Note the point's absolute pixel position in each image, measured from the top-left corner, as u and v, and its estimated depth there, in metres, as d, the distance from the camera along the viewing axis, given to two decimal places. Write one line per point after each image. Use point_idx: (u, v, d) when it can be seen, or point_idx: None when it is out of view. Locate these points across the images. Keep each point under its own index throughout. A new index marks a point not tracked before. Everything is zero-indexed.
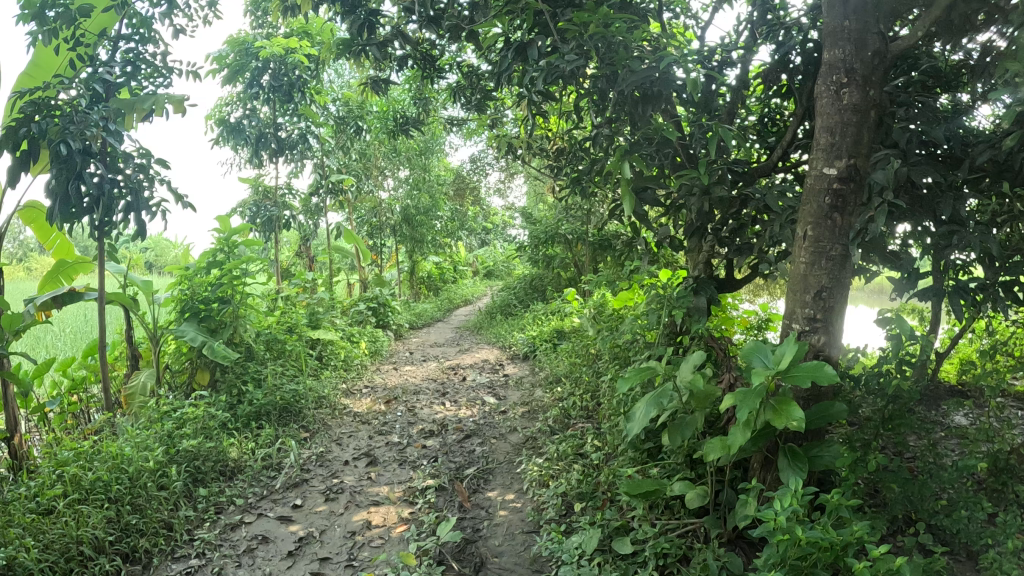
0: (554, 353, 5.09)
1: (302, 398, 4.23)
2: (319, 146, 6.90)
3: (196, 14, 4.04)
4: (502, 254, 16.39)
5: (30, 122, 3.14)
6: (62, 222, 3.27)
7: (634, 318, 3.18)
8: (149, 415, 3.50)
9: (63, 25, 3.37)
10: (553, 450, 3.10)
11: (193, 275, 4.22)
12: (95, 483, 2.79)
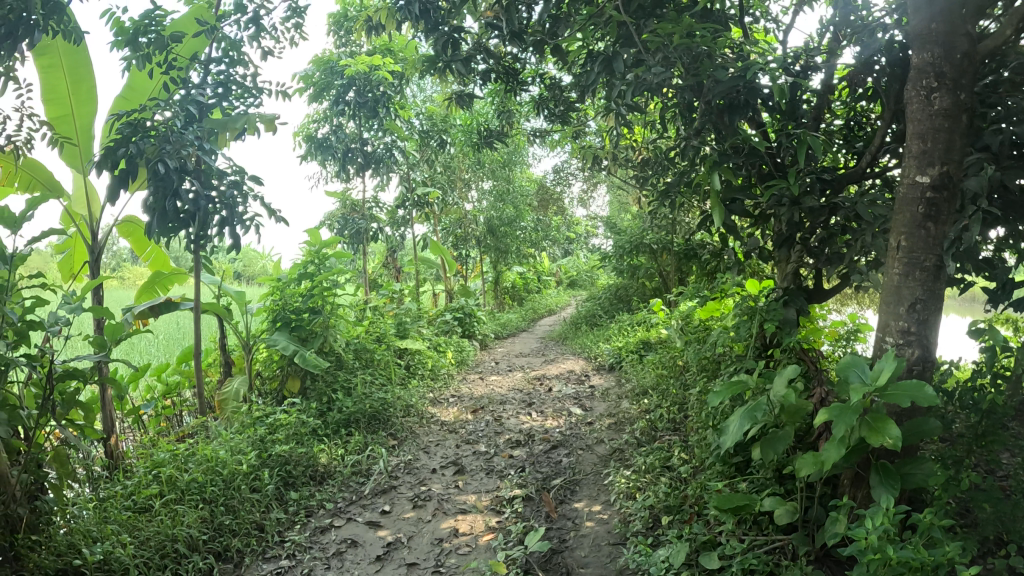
0: (640, 363, 5.05)
1: (390, 407, 4.31)
2: (405, 160, 7.02)
3: (283, 36, 4.17)
4: (585, 264, 16.39)
5: (127, 143, 3.27)
6: (160, 236, 3.41)
7: (723, 329, 3.12)
8: (242, 421, 3.63)
9: (156, 50, 3.53)
10: (641, 462, 3.06)
11: (285, 286, 4.39)
12: (190, 484, 2.92)
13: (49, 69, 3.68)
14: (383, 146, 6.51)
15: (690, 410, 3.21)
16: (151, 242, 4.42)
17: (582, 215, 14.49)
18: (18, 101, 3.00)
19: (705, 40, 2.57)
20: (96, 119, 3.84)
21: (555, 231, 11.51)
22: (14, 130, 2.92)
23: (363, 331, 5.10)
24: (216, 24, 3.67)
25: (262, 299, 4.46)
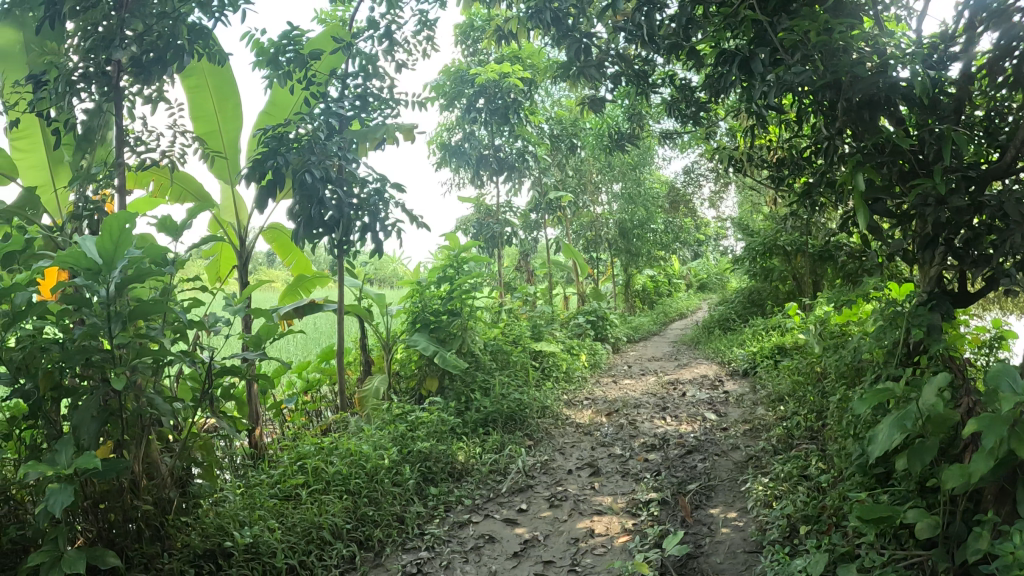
0: (776, 369, 4.91)
1: (526, 407, 4.38)
2: (535, 165, 7.09)
3: (416, 49, 4.31)
4: (715, 266, 16.04)
5: (275, 155, 3.49)
6: (307, 242, 3.64)
7: (863, 335, 3.00)
8: (382, 417, 3.80)
9: (296, 68, 3.76)
10: (778, 470, 2.98)
11: (425, 290, 4.60)
12: (334, 476, 3.10)
13: (197, 90, 3.97)
14: (515, 152, 6.58)
15: (830, 418, 3.09)
16: (293, 247, 4.76)
17: (712, 216, 14.16)
18: (174, 118, 3.23)
19: (843, 34, 2.49)
20: (241, 135, 4.10)
21: (686, 233, 11.31)
22: (170, 146, 3.14)
23: (498, 334, 5.22)
24: (351, 41, 3.86)
25: (400, 301, 4.68)
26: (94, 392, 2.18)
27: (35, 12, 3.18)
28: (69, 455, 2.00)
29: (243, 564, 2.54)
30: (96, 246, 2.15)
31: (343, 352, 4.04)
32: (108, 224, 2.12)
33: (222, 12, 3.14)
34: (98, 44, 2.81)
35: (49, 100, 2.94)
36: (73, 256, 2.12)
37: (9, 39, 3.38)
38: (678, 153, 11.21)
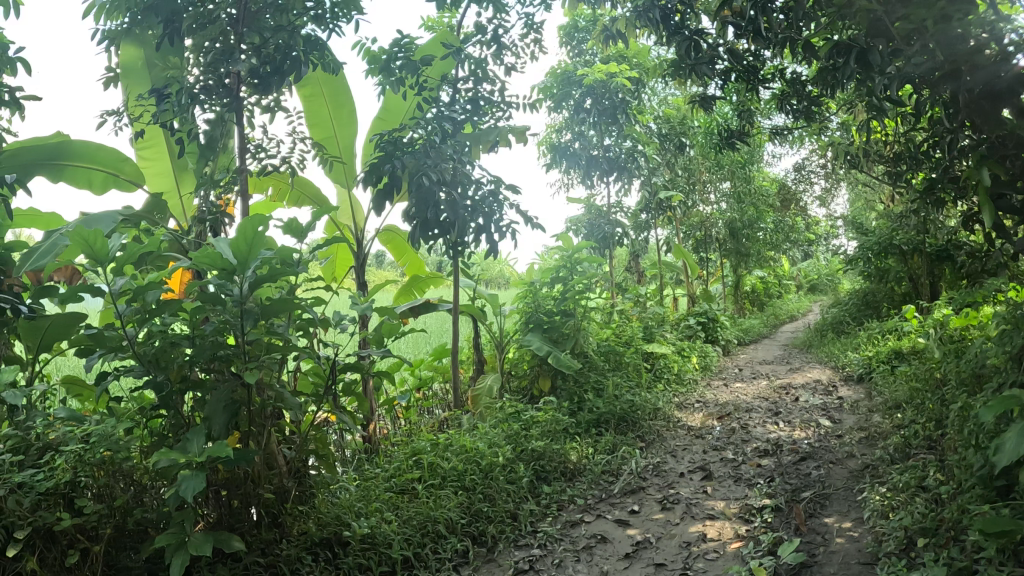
0: (892, 376, 4.70)
1: (638, 409, 4.37)
2: (646, 165, 7.05)
3: (524, 52, 4.34)
4: (826, 266, 15.51)
5: (390, 160, 3.71)
6: (423, 243, 3.76)
7: (986, 339, 2.85)
8: (499, 415, 3.90)
9: (408, 74, 3.90)
10: (895, 480, 2.87)
11: (539, 290, 4.69)
12: (450, 472, 3.19)
13: (312, 97, 4.13)
14: (625, 151, 6.52)
15: (949, 427, 2.96)
16: (408, 248, 4.88)
17: (822, 213, 13.67)
18: (292, 125, 3.40)
19: (962, 21, 2.38)
20: (355, 140, 4.25)
21: (795, 231, 10.97)
22: (290, 152, 3.31)
23: (610, 335, 5.21)
24: (459, 46, 3.93)
25: (513, 302, 4.76)
26: (221, 386, 2.32)
27: (154, 30, 3.36)
28: (200, 444, 2.17)
29: (359, 553, 2.62)
30: (233, 247, 2.30)
31: (456, 350, 4.16)
32: (241, 227, 2.26)
33: (334, 21, 3.28)
34: (217, 58, 2.99)
35: (174, 112, 3.14)
36: (210, 257, 2.27)
37: (131, 56, 3.62)
38: (789, 149, 10.93)
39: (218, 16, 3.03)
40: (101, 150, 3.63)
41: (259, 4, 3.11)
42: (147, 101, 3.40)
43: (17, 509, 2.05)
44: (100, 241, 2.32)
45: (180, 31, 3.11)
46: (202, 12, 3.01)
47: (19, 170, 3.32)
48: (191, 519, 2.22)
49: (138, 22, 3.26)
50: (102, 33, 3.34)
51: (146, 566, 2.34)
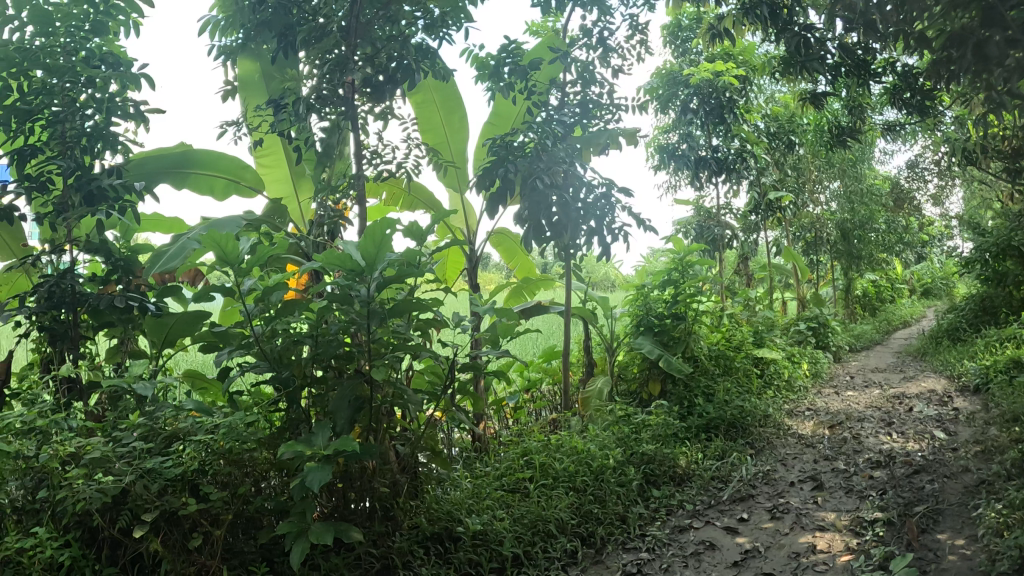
0: (1012, 386, 4.44)
1: (748, 415, 4.30)
2: (755, 165, 6.90)
3: (630, 53, 4.31)
4: (943, 270, 14.76)
5: (502, 164, 3.80)
6: (536, 244, 3.81)
7: None
8: (610, 418, 3.94)
9: (518, 79, 3.98)
10: (1012, 496, 2.70)
11: (650, 293, 4.71)
12: (561, 473, 3.25)
13: (424, 105, 4.24)
14: (734, 152, 6.34)
15: None
16: (518, 251, 4.93)
17: (937, 212, 13.01)
18: (407, 132, 3.49)
19: None
20: (466, 144, 4.35)
21: (909, 232, 10.48)
22: (406, 158, 3.40)
23: (720, 339, 5.12)
24: (567, 49, 4.03)
25: (625, 304, 4.84)
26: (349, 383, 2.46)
27: (267, 44, 3.51)
28: (325, 437, 2.28)
29: (470, 549, 2.68)
30: (361, 248, 2.41)
31: (569, 349, 4.25)
32: (370, 229, 2.36)
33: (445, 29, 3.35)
34: (332, 68, 3.14)
35: (291, 121, 3.30)
36: (340, 258, 2.41)
37: (248, 69, 3.82)
38: (902, 146, 10.50)
39: (331, 29, 3.15)
40: (220, 158, 3.88)
41: (369, 16, 3.21)
42: (264, 111, 3.57)
43: (145, 493, 2.20)
44: (230, 245, 2.48)
45: (292, 45, 3.28)
46: (315, 26, 3.14)
47: (141, 177, 3.66)
48: (309, 509, 2.32)
49: (253, 36, 3.41)
50: (218, 49, 3.57)
51: (263, 552, 2.47)
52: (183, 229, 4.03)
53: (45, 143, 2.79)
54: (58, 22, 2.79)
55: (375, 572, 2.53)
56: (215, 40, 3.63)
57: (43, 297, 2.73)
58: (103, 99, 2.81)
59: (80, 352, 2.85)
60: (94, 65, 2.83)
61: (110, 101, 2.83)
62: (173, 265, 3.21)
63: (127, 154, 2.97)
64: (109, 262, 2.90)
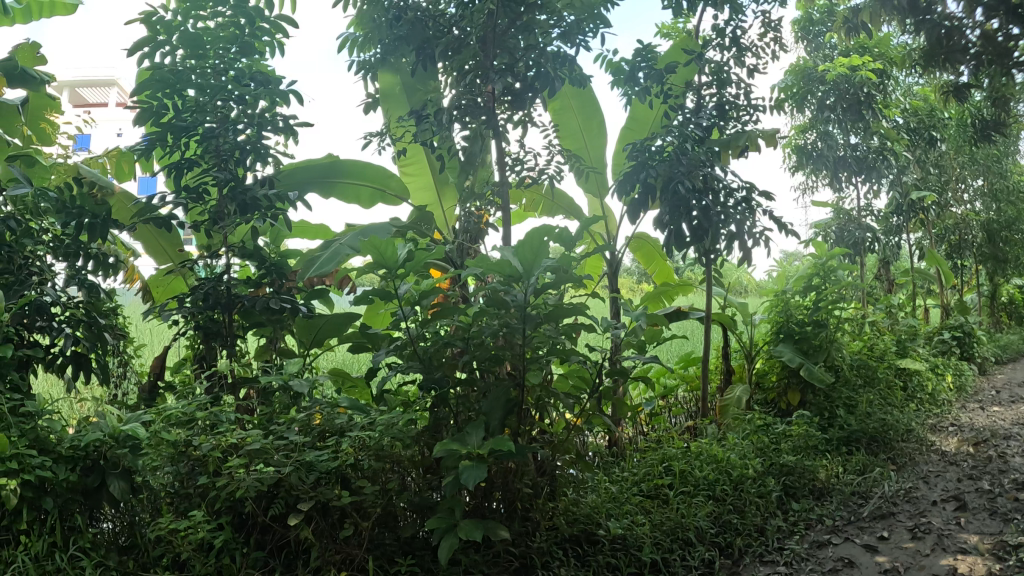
0: None
1: (891, 429, 4.08)
2: (894, 163, 6.54)
3: (765, 51, 4.16)
4: None
5: (645, 168, 3.78)
6: (677, 250, 3.82)
7: None
8: (748, 427, 3.84)
9: (654, 83, 3.95)
10: None
11: (790, 299, 4.54)
12: (701, 481, 3.21)
13: (562, 111, 4.25)
14: (874, 151, 6.11)
15: None
16: (656, 256, 4.86)
17: None
18: (548, 139, 3.50)
19: None
20: (605, 149, 4.34)
21: None
22: (546, 163, 3.44)
23: (861, 348, 4.87)
24: (701, 50, 3.97)
25: (765, 311, 4.67)
26: (499, 388, 2.52)
27: (405, 56, 3.63)
28: (478, 436, 2.36)
29: (609, 552, 2.69)
30: (518, 254, 2.50)
31: (707, 355, 4.15)
32: (529, 235, 2.46)
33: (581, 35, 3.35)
34: (472, 78, 3.23)
35: (433, 131, 3.40)
36: (498, 264, 2.46)
37: (389, 82, 3.87)
38: None
39: (469, 41, 3.26)
40: (367, 168, 4.04)
41: (505, 25, 3.26)
42: (407, 122, 3.69)
43: (300, 485, 2.33)
44: (390, 250, 2.56)
45: (431, 56, 3.41)
46: (452, 40, 3.28)
47: (292, 186, 3.87)
48: (455, 507, 2.40)
49: (391, 51, 3.56)
50: (357, 64, 3.72)
51: (404, 544, 2.56)
52: (328, 235, 4.23)
53: (201, 156, 2.99)
54: (209, 45, 3.00)
55: (513, 570, 2.58)
56: (354, 56, 3.72)
57: (203, 299, 2.94)
58: (254, 115, 3.00)
59: (234, 349, 3.06)
60: (244, 83, 3.02)
61: (260, 117, 3.01)
62: (327, 267, 3.36)
63: (276, 166, 3.15)
64: (261, 267, 3.09)
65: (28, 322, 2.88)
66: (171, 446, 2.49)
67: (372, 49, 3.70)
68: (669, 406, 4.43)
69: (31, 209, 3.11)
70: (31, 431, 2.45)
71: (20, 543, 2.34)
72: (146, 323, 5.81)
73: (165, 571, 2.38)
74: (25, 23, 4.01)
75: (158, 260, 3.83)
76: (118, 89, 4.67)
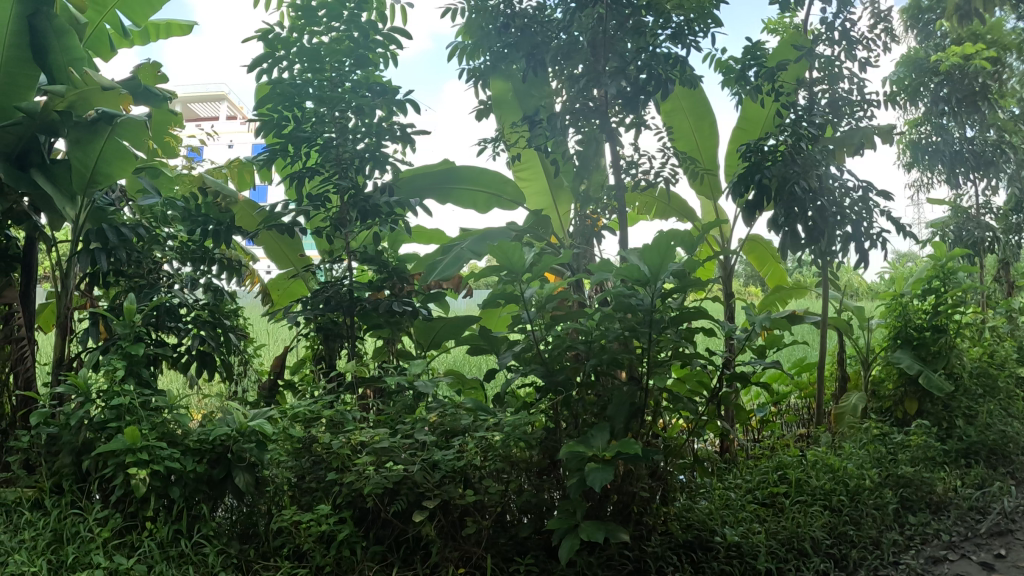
0: None
1: (1012, 442, 3.86)
2: (1014, 157, 6.16)
3: (876, 43, 4.00)
4: None
5: (762, 169, 3.64)
6: (792, 252, 3.68)
7: None
8: (863, 437, 3.70)
9: (765, 82, 3.85)
10: None
11: (908, 303, 4.33)
12: (817, 491, 3.12)
13: (675, 113, 4.20)
14: (992, 144, 5.77)
15: None
16: (769, 258, 4.76)
17: None
18: (663, 141, 3.48)
19: None
20: (718, 151, 4.27)
21: None
22: (662, 166, 3.43)
23: (983, 355, 4.61)
24: (811, 45, 3.85)
25: (882, 316, 4.46)
26: (623, 395, 2.51)
27: (517, 63, 3.62)
28: (603, 439, 2.37)
29: (725, 560, 2.64)
30: (646, 259, 2.52)
31: (822, 360, 4.03)
32: (658, 238, 2.46)
33: (692, 35, 3.31)
34: (586, 83, 3.28)
35: (547, 137, 3.50)
36: (625, 268, 2.47)
37: (501, 89, 3.93)
38: None
39: (580, 43, 3.35)
40: (482, 173, 4.11)
41: (614, 27, 3.30)
42: (521, 128, 3.72)
43: (425, 482, 2.40)
44: (518, 254, 2.61)
45: (541, 62, 3.47)
46: (561, 44, 3.36)
47: (409, 193, 4.02)
48: (577, 508, 2.42)
49: (500, 58, 3.60)
50: (466, 72, 3.77)
51: (519, 544, 2.60)
52: (444, 239, 4.31)
53: (322, 165, 3.11)
54: (327, 58, 3.12)
55: (628, 572, 2.58)
56: (464, 64, 3.76)
57: (327, 303, 3.07)
58: (372, 125, 3.13)
59: (351, 349, 3.16)
60: (360, 93, 3.13)
61: (378, 126, 3.14)
62: (450, 272, 3.63)
63: (394, 173, 3.24)
64: (381, 271, 3.21)
65: (157, 321, 3.08)
66: (294, 443, 2.59)
67: (480, 57, 3.70)
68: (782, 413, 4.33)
69: (158, 217, 3.36)
70: (162, 425, 2.61)
71: (148, 529, 2.50)
72: (261, 320, 6.08)
73: (287, 560, 2.50)
74: (143, 45, 4.29)
75: (281, 263, 3.99)
76: (227, 103, 4.83)
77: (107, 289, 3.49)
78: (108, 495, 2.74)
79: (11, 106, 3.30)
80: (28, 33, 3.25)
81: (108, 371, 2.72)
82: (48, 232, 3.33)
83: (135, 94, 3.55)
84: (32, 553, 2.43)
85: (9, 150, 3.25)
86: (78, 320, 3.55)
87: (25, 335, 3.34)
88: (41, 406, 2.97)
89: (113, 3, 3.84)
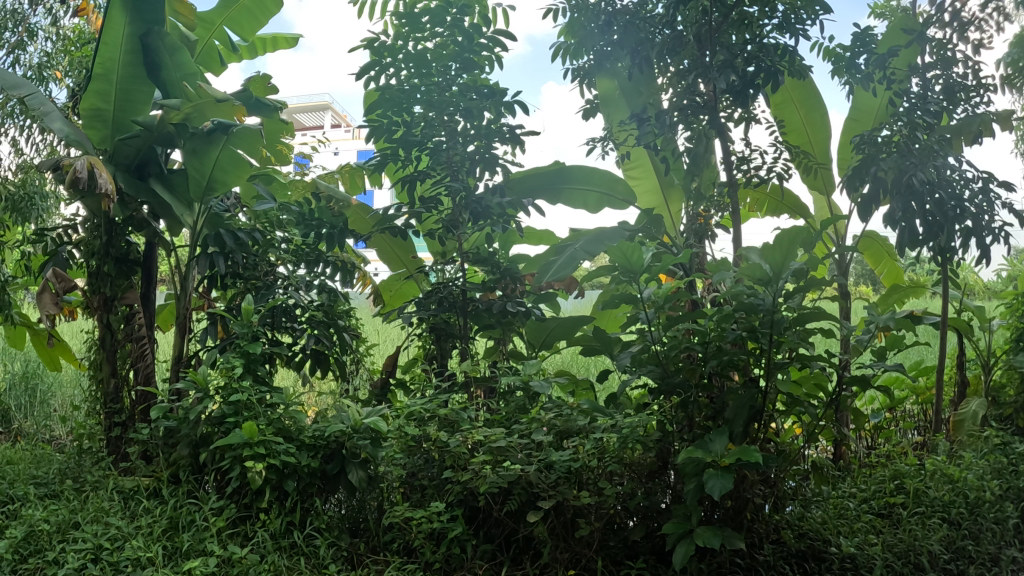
0: None
1: None
2: None
3: (990, 22, 3.75)
4: None
5: (877, 161, 3.49)
6: (910, 249, 3.52)
7: None
8: (981, 446, 3.50)
9: (876, 70, 3.70)
10: None
11: None
12: (935, 501, 2.98)
13: (785, 106, 4.08)
14: None
15: None
16: (885, 256, 4.56)
17: None
18: (773, 135, 3.39)
19: None
20: (831, 145, 4.13)
21: None
22: (774, 161, 3.34)
23: None
24: (922, 29, 3.68)
25: (1004, 316, 4.21)
26: (742, 399, 2.45)
27: (622, 61, 3.63)
28: (722, 444, 2.32)
29: (839, 571, 2.57)
30: (766, 257, 2.52)
31: (941, 362, 3.82)
32: (779, 237, 2.46)
33: (801, 24, 3.21)
34: (688, 78, 3.24)
35: (656, 133, 3.49)
36: (748, 265, 2.46)
37: (608, 87, 3.92)
38: None
39: (686, 37, 3.29)
40: (593, 174, 4.12)
41: (719, 19, 3.23)
42: (628, 125, 3.72)
43: (540, 482, 2.42)
44: (635, 253, 2.63)
45: (647, 58, 3.45)
46: (665, 40, 3.33)
47: (523, 193, 4.06)
48: (691, 513, 2.39)
49: (607, 56, 3.59)
50: (569, 71, 3.78)
51: (629, 547, 2.59)
52: (554, 240, 4.32)
53: (434, 168, 3.21)
54: (433, 63, 3.18)
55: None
56: (568, 64, 3.77)
57: (438, 303, 3.17)
58: (481, 127, 3.17)
59: (461, 347, 3.23)
60: (468, 96, 3.17)
61: (488, 128, 3.18)
62: (564, 271, 3.69)
63: (505, 175, 3.28)
64: (493, 272, 3.22)
65: (274, 321, 3.23)
66: (407, 441, 2.67)
67: (583, 56, 3.72)
68: (898, 419, 4.15)
69: (273, 222, 3.51)
70: (278, 421, 2.73)
71: (262, 520, 2.62)
72: (374, 321, 6.30)
73: (397, 555, 2.58)
74: (252, 58, 4.51)
75: (393, 265, 4.09)
76: (331, 112, 5.02)
77: (223, 290, 3.66)
78: (224, 485, 2.88)
79: (129, 119, 3.48)
80: (142, 52, 3.41)
81: (226, 368, 2.86)
82: (167, 237, 3.52)
83: (248, 105, 3.69)
84: (149, 537, 2.58)
85: (129, 161, 3.50)
86: (196, 320, 3.74)
87: (146, 334, 3.55)
88: (161, 400, 3.15)
89: (220, 20, 4.04)
